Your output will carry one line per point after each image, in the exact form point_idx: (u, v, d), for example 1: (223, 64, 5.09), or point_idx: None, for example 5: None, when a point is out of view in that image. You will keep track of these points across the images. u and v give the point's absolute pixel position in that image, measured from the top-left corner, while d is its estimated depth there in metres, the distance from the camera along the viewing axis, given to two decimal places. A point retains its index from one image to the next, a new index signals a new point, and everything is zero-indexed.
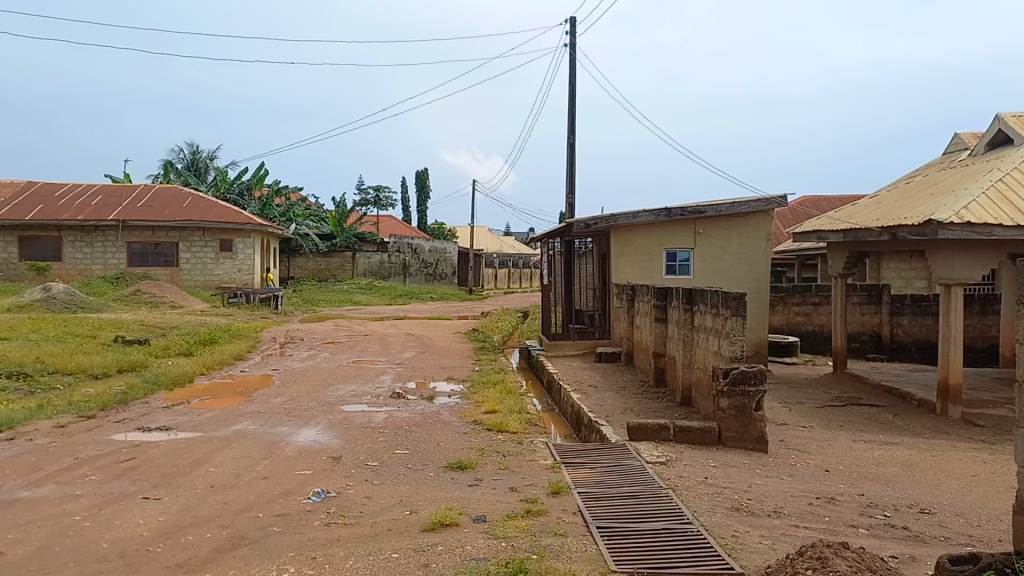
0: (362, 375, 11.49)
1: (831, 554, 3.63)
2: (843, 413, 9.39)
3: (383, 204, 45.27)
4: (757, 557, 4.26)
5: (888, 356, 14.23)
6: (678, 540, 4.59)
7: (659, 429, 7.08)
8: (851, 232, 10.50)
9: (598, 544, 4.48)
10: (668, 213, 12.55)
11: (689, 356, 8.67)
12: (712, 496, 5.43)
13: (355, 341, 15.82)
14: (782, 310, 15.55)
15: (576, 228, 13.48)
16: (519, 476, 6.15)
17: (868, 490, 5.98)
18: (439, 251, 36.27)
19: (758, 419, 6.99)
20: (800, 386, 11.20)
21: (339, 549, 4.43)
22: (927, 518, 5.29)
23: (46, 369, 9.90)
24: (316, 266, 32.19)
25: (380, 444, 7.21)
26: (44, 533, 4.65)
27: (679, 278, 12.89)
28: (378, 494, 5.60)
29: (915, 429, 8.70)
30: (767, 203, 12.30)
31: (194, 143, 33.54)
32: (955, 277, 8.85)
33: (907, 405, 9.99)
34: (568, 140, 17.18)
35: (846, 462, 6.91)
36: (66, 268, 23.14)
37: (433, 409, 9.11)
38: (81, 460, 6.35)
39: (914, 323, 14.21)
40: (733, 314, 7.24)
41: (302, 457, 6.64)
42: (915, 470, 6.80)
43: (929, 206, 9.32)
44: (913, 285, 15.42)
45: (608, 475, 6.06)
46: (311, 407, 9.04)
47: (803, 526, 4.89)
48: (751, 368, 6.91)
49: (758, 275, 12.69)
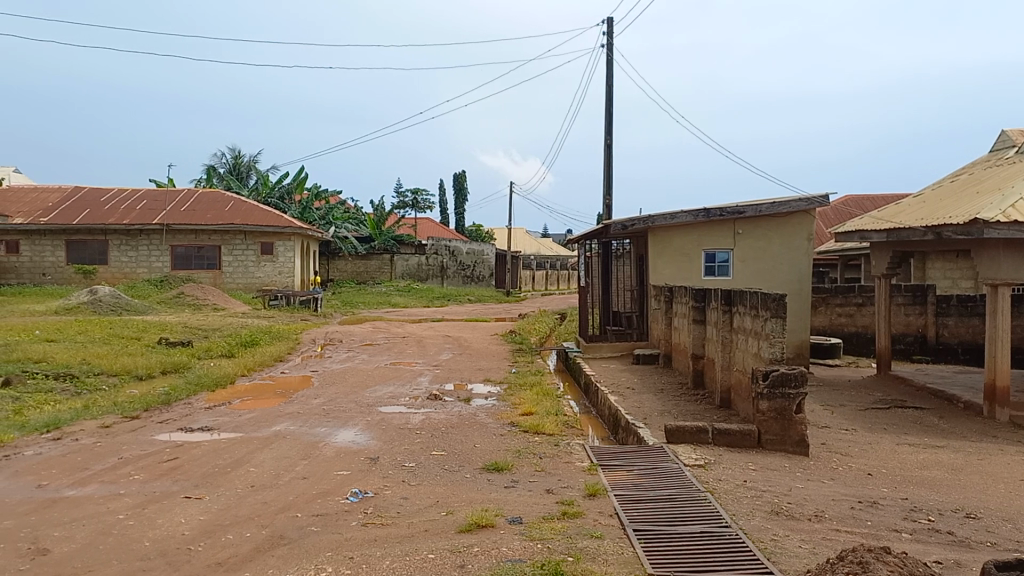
0: (400, 377, 11.56)
1: (872, 559, 3.56)
2: (886, 416, 9.22)
3: (421, 206, 45.53)
4: (796, 561, 4.20)
5: (934, 358, 13.99)
6: (716, 543, 4.54)
7: (697, 432, 7.01)
8: (894, 231, 10.31)
9: (634, 547, 4.45)
10: (707, 214, 12.44)
11: (728, 358, 8.58)
12: (751, 500, 5.36)
13: (393, 343, 15.93)
14: (825, 311, 15.35)
15: (613, 229, 13.42)
16: (556, 477, 6.13)
17: (912, 494, 5.86)
18: (477, 253, 36.11)
19: (798, 422, 6.88)
20: (843, 389, 11.01)
21: (376, 549, 4.46)
22: (973, 523, 5.17)
23: (92, 370, 10.12)
24: (354, 269, 32.69)
25: (417, 445, 7.24)
26: (89, 532, 4.74)
27: (718, 279, 12.76)
28: (415, 495, 5.63)
29: (961, 432, 8.51)
30: (809, 203, 12.13)
31: (236, 148, 34.05)
32: (1003, 277, 8.63)
33: (953, 408, 9.77)
34: (605, 141, 17.11)
35: (890, 466, 6.77)
36: (112, 271, 23.62)
37: (470, 411, 9.14)
38: (125, 459, 6.47)
39: (961, 323, 13.82)
40: (773, 315, 7.14)
41: (339, 458, 6.70)
42: (962, 474, 6.65)
43: (974, 206, 9.12)
44: (959, 285, 15.01)
45: (645, 477, 6.02)
46: (349, 408, 9.11)
47: (844, 530, 4.80)
48: (791, 370, 6.81)
49: (799, 276, 12.51)
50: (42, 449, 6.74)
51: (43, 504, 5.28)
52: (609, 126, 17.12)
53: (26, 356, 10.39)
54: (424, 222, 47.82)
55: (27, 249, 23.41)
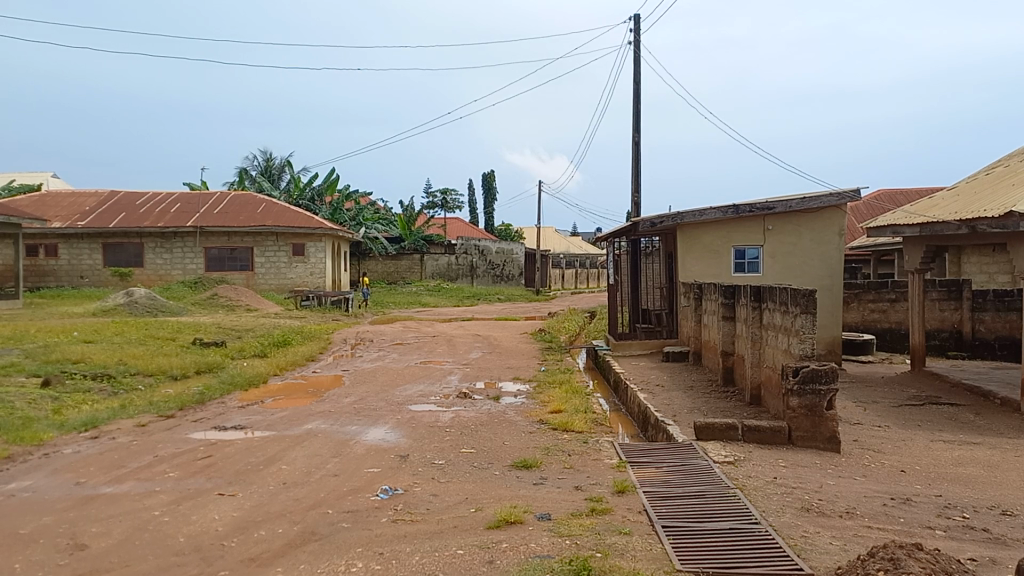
0: (430, 376, 11.63)
1: (903, 555, 3.54)
2: (920, 413, 9.10)
3: (450, 206, 45.63)
4: (827, 558, 4.17)
5: (970, 354, 13.73)
6: (744, 540, 4.52)
7: (727, 428, 6.99)
8: (928, 225, 10.16)
9: (662, 543, 4.45)
10: (736, 210, 12.40)
11: (758, 355, 8.53)
12: (781, 497, 5.32)
13: (423, 342, 16.03)
14: (857, 307, 15.16)
15: (641, 227, 13.39)
16: (584, 475, 6.13)
17: (946, 491, 5.79)
18: (506, 251, 36.12)
19: (830, 419, 6.83)
20: (876, 385, 10.88)
21: (406, 544, 4.50)
22: (1009, 520, 5.09)
23: (128, 371, 10.29)
24: (384, 269, 33.03)
25: (446, 443, 7.28)
26: (125, 528, 4.84)
27: (748, 276, 12.68)
28: (445, 492, 5.67)
29: (997, 429, 8.37)
30: (840, 198, 12.03)
31: (268, 150, 34.40)
32: None
33: (989, 404, 9.62)
34: (634, 138, 17.05)
35: (923, 463, 6.69)
36: (148, 273, 24.02)
37: (499, 409, 9.17)
38: (159, 458, 6.59)
39: (997, 319, 13.65)
40: (803, 311, 7.09)
41: (369, 456, 6.76)
42: (998, 471, 6.55)
43: (1010, 198, 8.97)
44: (995, 280, 14.74)
45: (674, 474, 6.00)
46: (379, 406, 9.19)
47: (876, 527, 4.76)
48: (821, 366, 6.75)
49: (831, 272, 12.38)
50: (79, 447, 6.88)
51: (81, 501, 5.40)
52: (637, 124, 17.05)
53: (65, 357, 10.61)
54: (453, 222, 47.97)
55: (65, 252, 23.87)
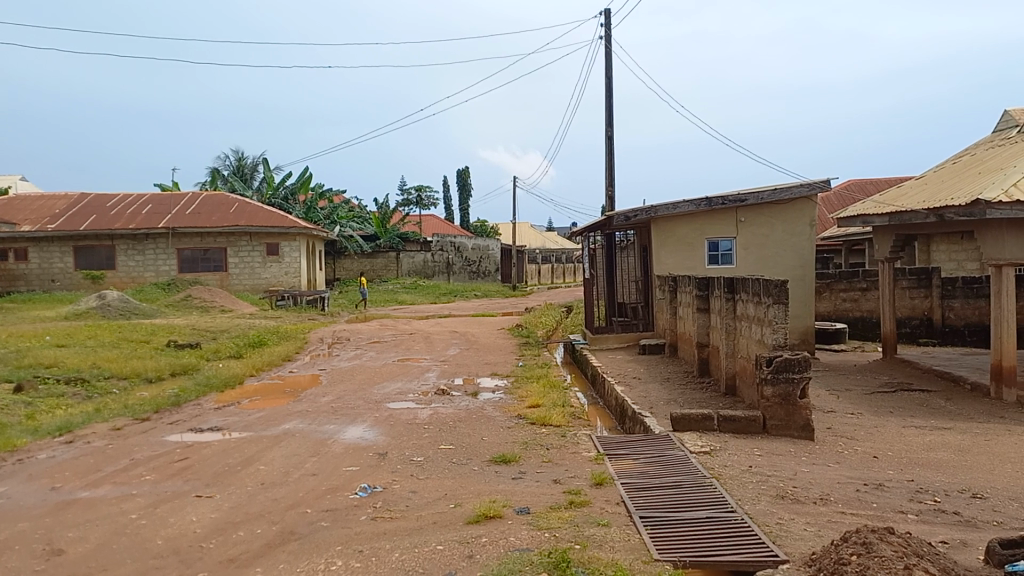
0: (407, 373, 11.62)
1: (876, 540, 3.60)
2: (893, 400, 9.24)
3: (425, 203, 45.48)
4: (802, 544, 4.24)
5: (940, 340, 13.97)
6: (720, 528, 4.58)
7: (703, 419, 7.06)
8: (897, 215, 10.27)
9: (641, 534, 4.50)
10: (709, 203, 12.47)
11: (732, 346, 8.62)
12: (756, 484, 5.40)
13: (400, 340, 15.99)
14: (829, 297, 15.39)
15: (616, 220, 13.43)
16: (562, 468, 6.18)
17: (917, 476, 5.89)
18: (482, 249, 36.30)
19: (803, 407, 6.92)
20: (848, 373, 11.05)
21: (385, 542, 4.51)
22: (979, 502, 5.20)
23: (102, 374, 10.20)
24: (360, 267, 32.80)
25: (425, 440, 7.30)
26: (101, 532, 4.81)
27: (722, 268, 12.78)
28: (424, 488, 5.69)
29: (968, 413, 8.53)
30: (810, 188, 12.14)
31: (239, 149, 34.13)
32: (1007, 258, 8.66)
33: (960, 389, 9.79)
34: (607, 133, 17.12)
35: (896, 448, 6.81)
36: (120, 276, 23.76)
37: (477, 405, 9.19)
38: (136, 461, 6.55)
39: (967, 305, 13.83)
40: (775, 301, 7.17)
41: (347, 454, 6.75)
42: (968, 455, 6.67)
43: (976, 186, 9.11)
44: (965, 267, 14.95)
45: (651, 465, 6.06)
46: (357, 405, 9.17)
47: (850, 513, 4.84)
48: (795, 355, 6.83)
49: (803, 262, 12.51)
50: (54, 452, 6.81)
51: (58, 506, 5.36)
52: (610, 119, 17.12)
53: (37, 362, 10.49)
54: (428, 219, 47.82)
55: (36, 256, 23.55)
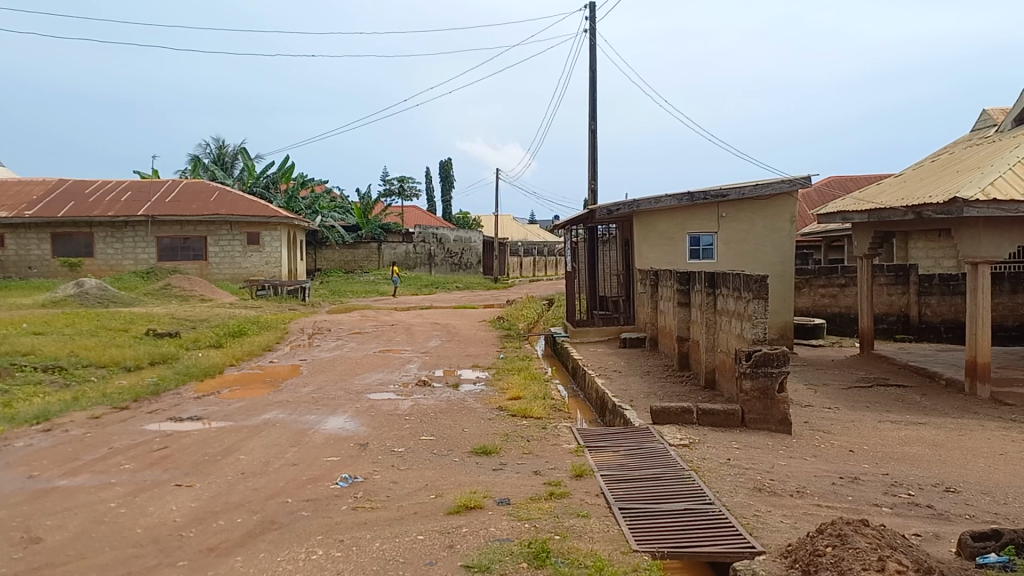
0: (388, 365, 11.60)
1: (851, 532, 3.66)
2: (869, 395, 9.36)
3: (407, 193, 45.26)
4: (778, 536, 4.30)
5: (916, 336, 14.19)
6: (698, 520, 4.63)
7: (682, 412, 7.13)
8: (876, 212, 10.35)
9: (620, 525, 4.54)
10: (691, 198, 12.53)
11: (713, 340, 8.69)
12: (734, 477, 5.46)
13: (381, 331, 15.95)
14: (808, 292, 15.42)
15: (599, 214, 13.44)
16: (543, 459, 6.22)
17: (892, 469, 5.98)
18: (464, 240, 35.83)
19: (781, 401, 7.00)
20: (826, 368, 11.14)
21: (365, 532, 4.53)
22: (952, 496, 5.29)
23: (80, 362, 10.12)
24: (341, 258, 32.43)
25: (406, 431, 7.31)
26: (80, 520, 4.79)
27: (703, 262, 12.86)
28: (405, 479, 5.70)
29: (941, 409, 8.65)
30: (791, 185, 12.24)
31: (220, 137, 33.87)
32: (982, 255, 8.77)
33: (935, 384, 9.93)
34: (590, 126, 17.17)
35: (871, 442, 6.90)
36: (98, 264, 23.55)
37: (458, 397, 9.21)
38: (115, 450, 6.51)
39: (943, 302, 14.07)
40: (755, 296, 7.23)
41: (328, 444, 6.75)
42: (942, 450, 6.77)
43: (953, 185, 9.21)
44: (941, 265, 15.10)
45: (630, 457, 6.12)
46: (338, 396, 9.16)
47: (825, 505, 4.91)
48: (773, 351, 6.89)
49: (783, 258, 12.63)
50: (31, 440, 6.76)
51: (36, 494, 5.33)
52: (593, 113, 17.13)
53: (13, 350, 10.37)
54: (409, 210, 47.74)
55: (12, 242, 23.24)
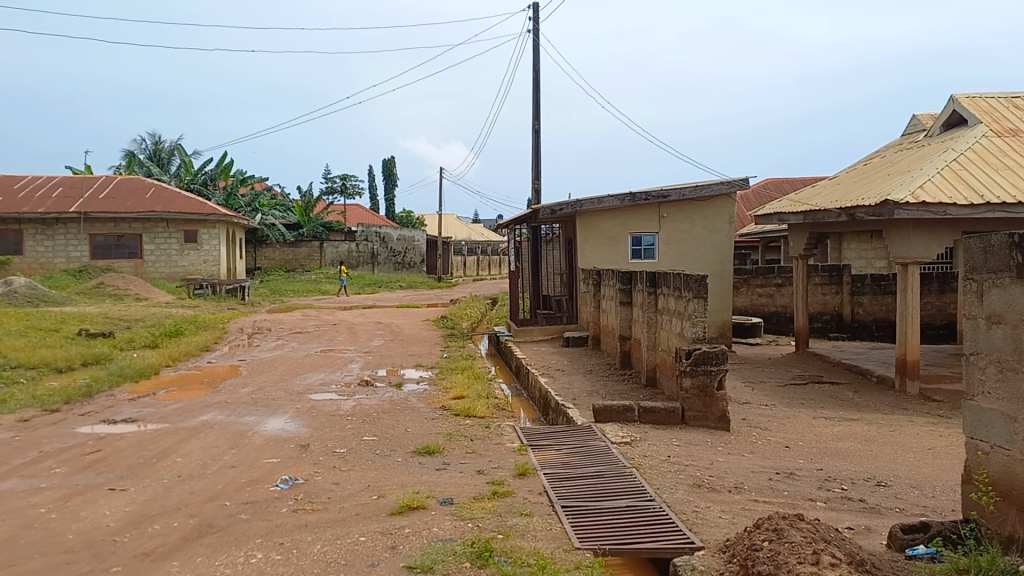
0: (330, 365, 11.48)
1: (787, 526, 3.75)
2: (804, 392, 9.60)
3: (349, 191, 44.80)
4: (717, 531, 4.38)
5: (849, 335, 14.57)
6: (640, 517, 4.69)
7: (624, 410, 7.21)
8: (811, 213, 10.61)
9: (562, 523, 4.58)
10: (632, 198, 12.68)
11: (654, 338, 8.81)
12: (674, 474, 5.54)
13: (323, 331, 15.76)
14: (746, 292, 15.74)
15: (542, 214, 13.50)
16: (486, 459, 6.23)
17: (826, 465, 6.14)
18: (408, 239, 35.45)
19: (720, 398, 7.13)
20: (763, 366, 11.38)
21: (306, 534, 4.48)
22: (883, 490, 5.45)
23: (8, 364, 9.78)
24: (281, 257, 32.06)
25: (348, 431, 7.25)
26: (8, 527, 4.63)
27: (644, 262, 13.02)
28: (347, 480, 5.65)
29: (873, 405, 8.92)
30: (730, 186, 12.47)
31: (156, 133, 33.08)
32: (912, 256, 9.07)
33: (866, 381, 10.23)
34: (534, 126, 17.23)
35: (806, 438, 7.07)
36: (27, 262, 22.79)
37: (401, 396, 9.17)
38: (45, 453, 6.31)
39: (874, 302, 14.50)
40: (695, 296, 7.35)
41: (268, 446, 6.65)
42: (873, 445, 6.97)
43: (884, 188, 9.49)
44: (873, 265, 15.55)
45: (573, 455, 6.17)
46: (278, 396, 9.04)
47: (762, 500, 5.02)
48: (713, 349, 7.02)
49: (722, 258, 12.86)
50: None
51: None
52: (537, 112, 17.20)
53: None
54: (352, 209, 47.28)
55: None
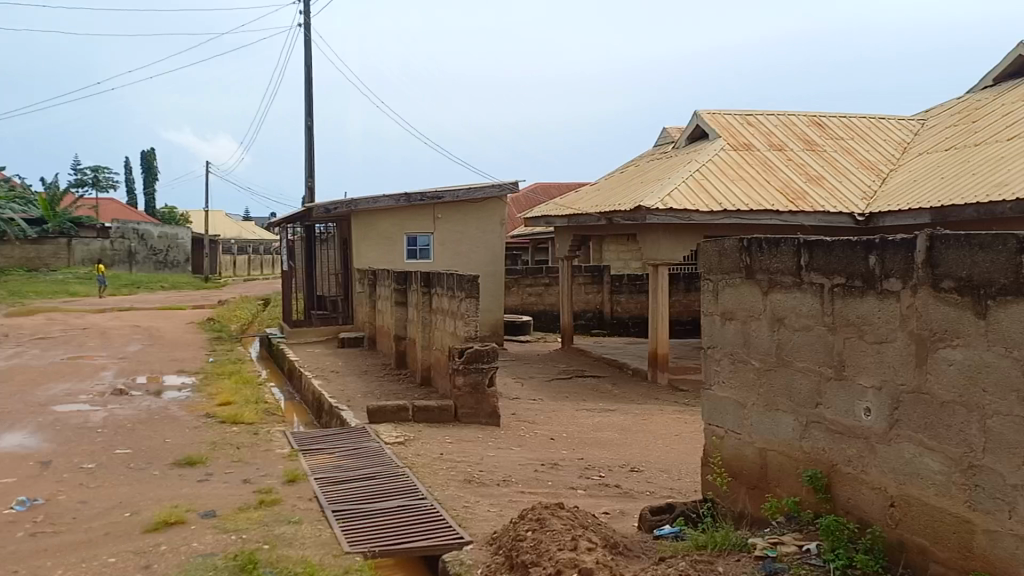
0: (78, 373, 10.53)
1: (549, 515, 3.93)
2: (568, 386, 10.11)
3: (103, 184, 41.31)
4: (485, 524, 4.51)
5: (610, 331, 15.52)
6: (410, 516, 4.72)
7: (398, 410, 7.23)
8: (575, 217, 11.19)
9: (333, 528, 4.51)
10: (408, 198, 12.72)
11: (427, 338, 8.90)
12: (445, 471, 5.64)
13: (71, 336, 14.41)
14: (516, 291, 16.31)
15: (316, 212, 13.19)
16: (254, 466, 6.00)
17: (587, 454, 6.51)
18: (170, 237, 33.70)
19: (491, 395, 7.33)
20: (532, 362, 11.86)
21: (45, 559, 4.09)
22: (636, 475, 5.87)
23: None
24: (22, 254, 28.46)
25: (98, 445, 6.69)
26: None
27: (419, 262, 13.09)
28: (96, 497, 5.22)
29: (629, 396, 9.57)
30: (502, 189, 12.86)
31: None
32: (662, 258, 9.87)
33: (624, 374, 10.96)
34: (306, 122, 16.80)
35: (569, 430, 7.46)
36: None
37: (161, 404, 8.60)
38: None
39: (632, 300, 15.56)
40: (467, 295, 7.51)
41: (1, 465, 5.99)
42: (628, 433, 7.48)
43: (639, 194, 10.21)
44: (630, 266, 16.69)
45: (345, 458, 6.09)
46: (15, 410, 8.15)
47: (528, 492, 5.23)
48: (484, 347, 7.21)
49: (495, 258, 13.22)
50: None
51: None
52: (309, 109, 16.78)
53: None
54: (106, 203, 43.64)
55: None
